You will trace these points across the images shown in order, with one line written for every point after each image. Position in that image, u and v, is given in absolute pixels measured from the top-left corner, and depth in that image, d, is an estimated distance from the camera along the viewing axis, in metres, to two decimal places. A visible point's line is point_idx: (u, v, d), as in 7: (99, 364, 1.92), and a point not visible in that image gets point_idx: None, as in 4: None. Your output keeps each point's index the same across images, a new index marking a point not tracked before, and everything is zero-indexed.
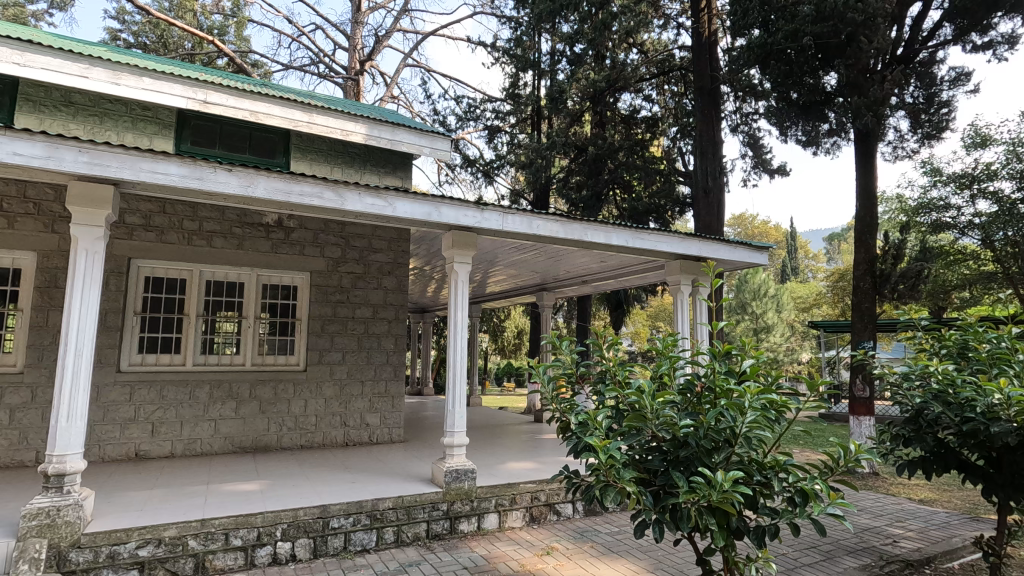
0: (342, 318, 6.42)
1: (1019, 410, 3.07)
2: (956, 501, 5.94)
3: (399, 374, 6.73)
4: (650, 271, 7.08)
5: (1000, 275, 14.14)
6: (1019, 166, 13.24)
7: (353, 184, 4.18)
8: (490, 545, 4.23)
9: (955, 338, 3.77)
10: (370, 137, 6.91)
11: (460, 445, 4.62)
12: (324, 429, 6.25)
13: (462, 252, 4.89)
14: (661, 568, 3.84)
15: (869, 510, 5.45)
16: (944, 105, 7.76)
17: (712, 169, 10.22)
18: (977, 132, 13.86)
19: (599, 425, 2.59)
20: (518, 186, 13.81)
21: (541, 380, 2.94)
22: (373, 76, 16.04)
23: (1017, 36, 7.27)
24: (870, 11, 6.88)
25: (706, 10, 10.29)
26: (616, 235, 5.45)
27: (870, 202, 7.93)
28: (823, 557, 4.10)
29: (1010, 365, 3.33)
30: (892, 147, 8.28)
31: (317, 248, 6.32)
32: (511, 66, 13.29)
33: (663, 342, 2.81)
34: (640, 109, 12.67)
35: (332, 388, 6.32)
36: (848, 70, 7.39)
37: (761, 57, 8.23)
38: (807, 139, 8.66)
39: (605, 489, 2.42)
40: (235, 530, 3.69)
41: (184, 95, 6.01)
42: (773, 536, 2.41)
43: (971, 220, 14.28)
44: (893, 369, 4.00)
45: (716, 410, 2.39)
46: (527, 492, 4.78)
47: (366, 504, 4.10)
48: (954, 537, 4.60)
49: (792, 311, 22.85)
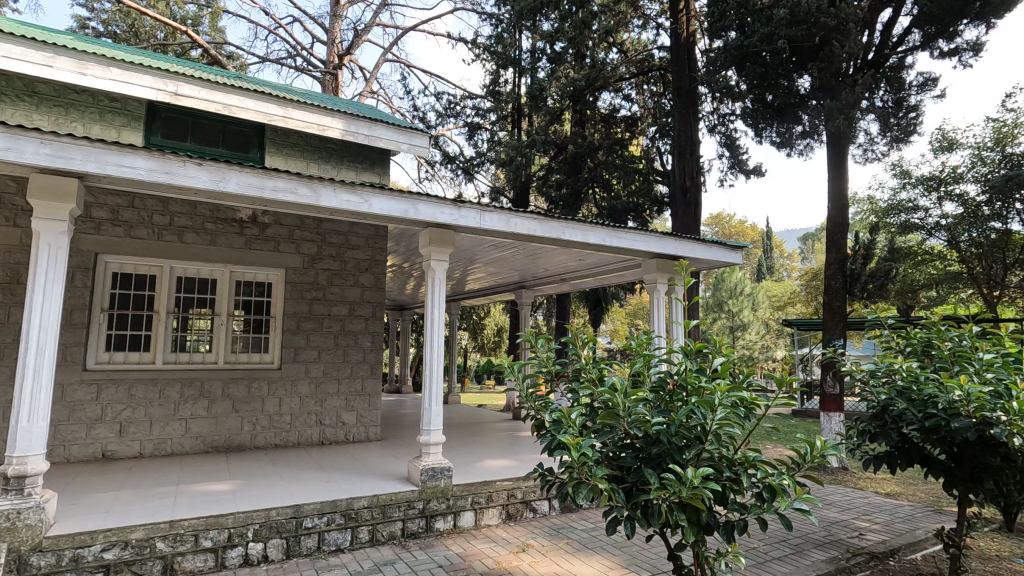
0: (317, 316, 6.35)
1: (979, 406, 3.19)
2: (921, 494, 6.12)
3: (376, 372, 6.68)
4: (628, 269, 7.16)
5: (966, 275, 14.61)
6: (983, 170, 13.69)
7: (328, 179, 4.13)
8: (466, 543, 4.22)
9: (920, 336, 3.88)
10: (347, 133, 6.84)
11: (436, 443, 4.59)
12: (299, 428, 6.17)
13: (439, 249, 4.87)
14: (635, 564, 3.89)
15: (837, 504, 5.59)
16: (913, 109, 7.92)
17: (689, 168, 10.33)
18: (945, 136, 14.26)
19: (573, 423, 2.61)
20: (498, 183, 13.84)
21: (518, 378, 2.93)
22: (352, 70, 15.85)
23: (981, 43, 7.48)
24: (842, 15, 7.01)
25: (684, 11, 10.36)
26: (593, 234, 5.48)
27: (842, 203, 8.11)
28: (792, 550, 4.19)
29: (970, 363, 3.46)
30: (863, 149, 8.45)
31: (292, 245, 6.24)
32: (491, 62, 13.42)
33: (638, 340, 2.84)
34: (619, 108, 12.77)
35: (307, 386, 6.24)
36: (822, 73, 7.52)
37: (737, 58, 8.36)
38: (781, 141, 8.78)
39: (578, 487, 2.44)
40: (205, 531, 3.62)
41: (154, 86, 5.87)
42: (742, 531, 2.45)
43: (939, 221, 14.68)
44: (861, 366, 4.09)
45: (687, 407, 2.42)
46: (504, 489, 4.80)
47: (340, 504, 4.07)
48: (917, 529, 4.75)
49: (768, 309, 23.28)
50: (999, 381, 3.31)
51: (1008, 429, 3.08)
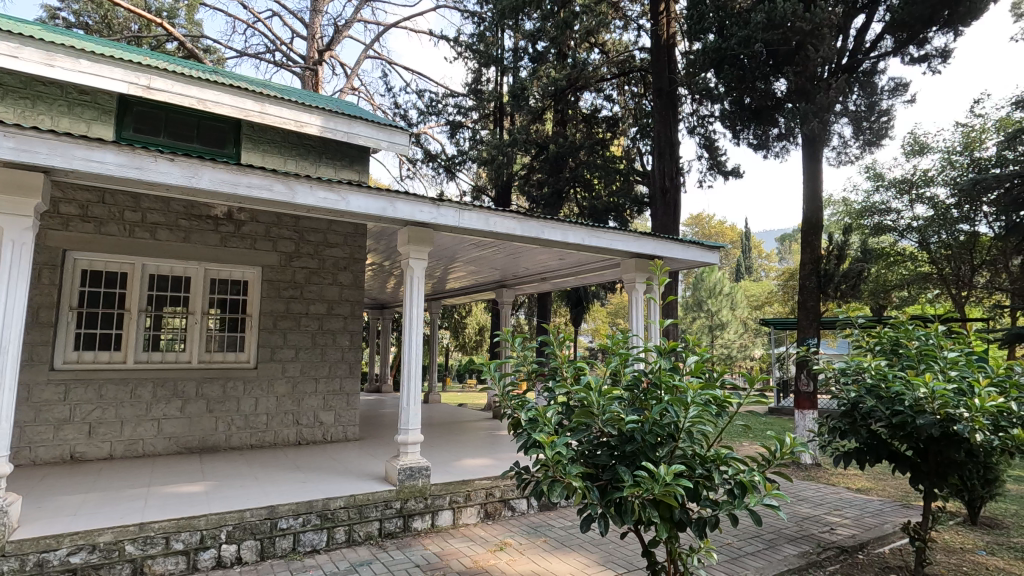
0: (295, 314, 6.27)
1: (943, 403, 3.28)
2: (890, 489, 6.29)
3: (354, 371, 6.62)
4: (608, 269, 7.21)
5: (936, 276, 15.01)
6: (953, 174, 14.09)
7: (305, 176, 4.08)
8: (444, 542, 4.22)
9: (889, 335, 3.96)
10: (326, 130, 6.75)
11: (414, 442, 4.56)
12: (275, 428, 6.09)
13: (418, 247, 4.84)
14: (612, 561, 3.92)
15: (809, 499, 5.70)
16: (884, 113, 8.01)
17: (669, 169, 10.45)
18: (916, 140, 14.64)
19: (549, 422, 2.61)
20: (480, 182, 13.83)
21: (495, 378, 2.92)
22: (333, 66, 15.68)
23: (950, 50, 7.68)
24: (816, 21, 7.13)
25: (665, 13, 10.42)
26: (572, 234, 5.52)
27: (816, 204, 8.27)
28: (765, 545, 4.27)
29: (935, 361, 3.57)
30: (837, 152, 8.62)
31: (269, 242, 6.16)
32: (473, 61, 13.48)
33: (615, 339, 2.86)
34: (601, 109, 12.89)
35: (284, 386, 6.16)
36: (797, 77, 7.64)
37: (715, 61, 8.49)
38: (758, 142, 8.99)
39: (552, 485, 2.45)
40: (176, 533, 3.56)
41: (125, 79, 5.73)
42: (714, 527, 2.48)
43: (910, 223, 15.05)
44: (832, 365, 4.16)
45: (660, 406, 2.45)
46: (482, 488, 4.79)
47: (316, 504, 4.02)
48: (886, 524, 4.87)
49: (746, 309, 23.66)
50: (963, 379, 3.41)
51: (970, 425, 3.17)
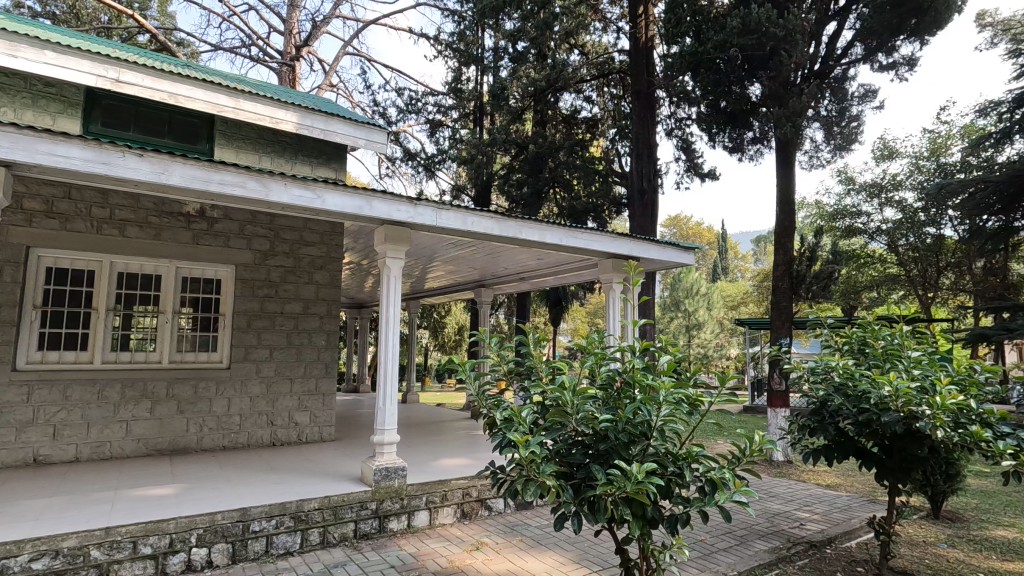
0: (270, 314, 6.19)
1: (906, 401, 3.39)
2: (858, 485, 6.46)
3: (331, 371, 6.56)
4: (585, 269, 7.26)
5: (904, 277, 15.47)
6: (920, 178, 14.54)
7: (279, 174, 4.02)
8: (420, 542, 4.21)
9: (857, 334, 4.08)
10: (302, 127, 6.64)
11: (390, 442, 4.54)
12: (249, 429, 6.00)
13: (395, 247, 4.82)
14: (587, 559, 3.95)
15: (780, 495, 5.83)
16: (855, 119, 8.12)
17: (647, 170, 10.56)
18: (886, 145, 15.05)
19: (523, 421, 2.62)
20: (459, 181, 13.80)
21: (470, 378, 2.91)
22: (311, 62, 15.46)
23: (916, 58, 7.90)
24: (790, 26, 7.35)
25: (643, 16, 10.55)
26: (550, 234, 5.54)
27: (789, 208, 8.41)
28: (737, 541, 4.35)
29: (900, 360, 3.67)
30: (809, 156, 8.82)
31: (243, 241, 6.06)
32: (454, 60, 13.45)
33: (590, 339, 2.89)
34: (581, 109, 12.97)
35: (258, 386, 6.06)
36: (771, 81, 7.77)
37: (692, 65, 8.61)
38: (733, 146, 9.18)
39: (526, 484, 2.45)
40: (144, 537, 3.48)
41: (93, 72, 5.58)
42: (685, 523, 2.51)
43: (880, 226, 15.46)
44: (803, 364, 4.27)
45: (633, 405, 2.48)
46: (459, 488, 4.78)
47: (289, 506, 3.97)
48: (853, 519, 5.00)
49: (722, 309, 24.05)
50: (925, 377, 3.51)
51: (932, 422, 3.27)
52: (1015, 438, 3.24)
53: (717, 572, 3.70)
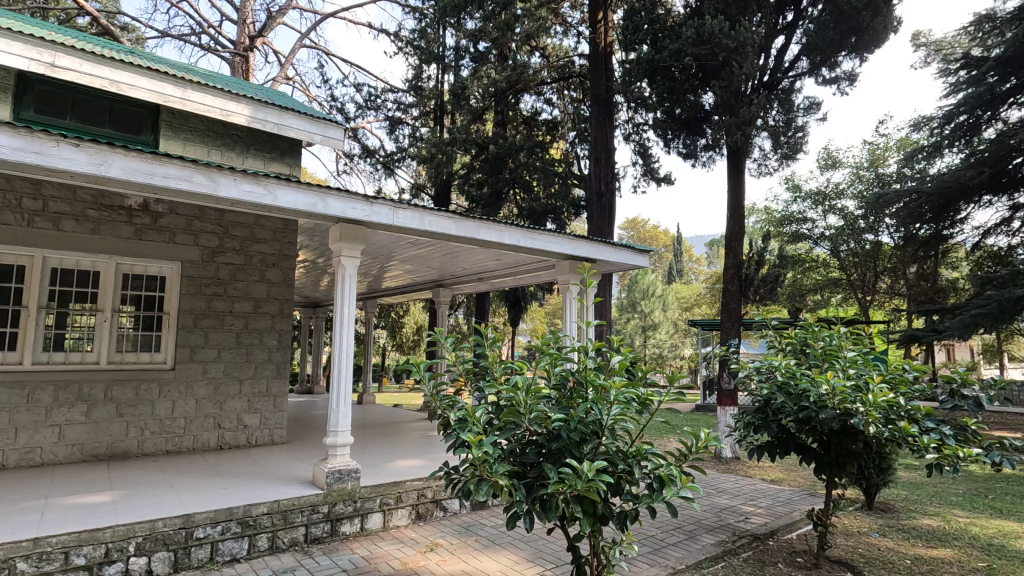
0: (218, 313, 5.97)
1: (842, 399, 3.59)
2: (800, 480, 6.77)
3: (282, 372, 6.37)
4: (543, 270, 7.32)
5: (844, 281, 16.31)
6: (861, 188, 15.36)
7: (228, 168, 3.89)
8: (373, 545, 4.15)
9: (798, 335, 4.27)
10: (254, 120, 6.43)
11: (343, 444, 4.46)
12: (194, 433, 5.78)
13: (350, 245, 4.74)
14: (540, 557, 3.99)
15: (727, 491, 6.04)
16: (800, 129, 8.51)
17: (605, 173, 10.74)
18: (829, 155, 15.81)
19: (477, 421, 2.62)
20: (419, 179, 13.68)
21: (424, 379, 2.88)
22: (265, 53, 14.99)
23: (856, 73, 8.33)
24: (741, 38, 7.61)
25: (603, 22, 10.72)
26: (508, 234, 5.56)
27: (740, 213, 8.70)
28: (686, 536, 4.48)
29: (837, 360, 3.87)
30: (758, 163, 9.15)
31: (190, 236, 5.83)
32: (414, 57, 13.33)
33: (544, 340, 2.92)
34: (541, 111, 13.13)
35: (204, 388, 5.84)
36: (723, 91, 8.03)
37: (648, 71, 8.80)
38: (687, 151, 9.45)
39: (479, 484, 2.46)
40: (77, 547, 3.30)
41: (25, 55, 5.24)
42: (634, 519, 2.57)
43: (823, 232, 16.23)
44: (748, 365, 4.44)
45: (585, 404, 2.53)
46: (413, 490, 4.75)
47: (236, 511, 3.85)
48: (794, 512, 5.24)
49: (676, 310, 24.74)
50: (860, 375, 3.72)
51: (865, 418, 3.46)
52: (938, 432, 3.44)
53: (667, 567, 3.80)
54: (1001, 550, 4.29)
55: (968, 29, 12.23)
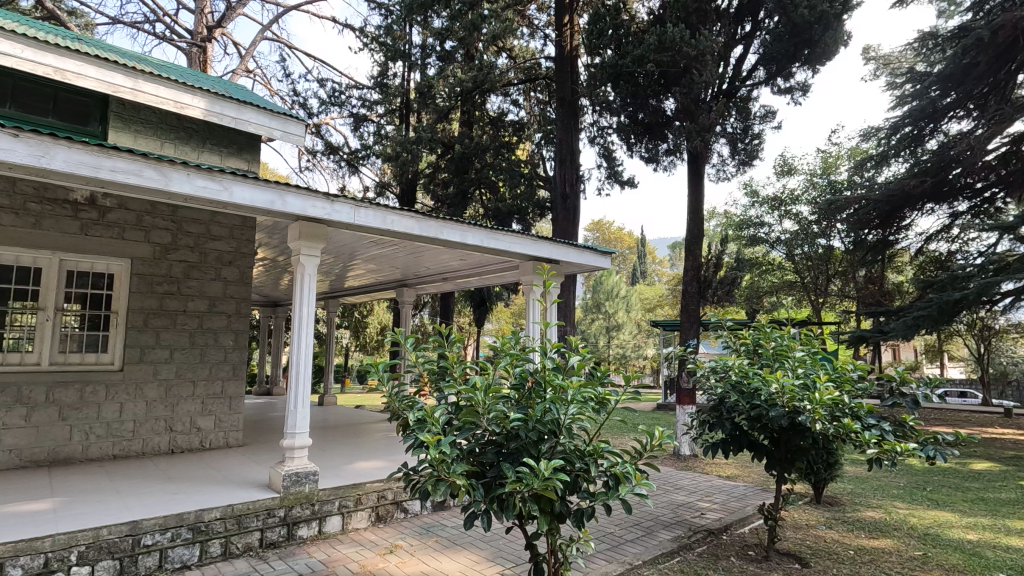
0: (170, 312, 5.77)
1: (791, 397, 3.75)
2: (754, 476, 7.00)
3: (238, 373, 6.21)
4: (507, 270, 7.36)
5: (798, 284, 16.94)
6: (814, 194, 15.97)
7: (181, 163, 3.76)
8: (331, 548, 4.09)
9: (751, 336, 4.40)
10: (210, 114, 6.23)
11: (301, 447, 4.38)
12: (143, 436, 5.58)
13: (310, 244, 4.66)
14: (501, 557, 4.01)
15: (684, 487, 6.19)
16: (756, 137, 8.85)
17: (569, 176, 10.85)
18: (786, 162, 16.39)
19: (436, 422, 2.60)
20: (384, 178, 13.55)
21: (382, 379, 2.85)
22: (225, 44, 14.54)
23: (809, 84, 8.64)
24: (701, 47, 7.82)
25: (568, 26, 10.84)
26: (471, 234, 5.57)
27: (699, 217, 8.94)
28: (643, 532, 4.58)
29: (786, 360, 4.03)
30: (717, 169, 9.42)
31: (141, 232, 5.61)
32: (380, 54, 13.20)
33: (504, 340, 2.93)
34: (507, 112, 13.24)
35: (155, 390, 5.63)
36: (684, 97, 8.30)
37: (612, 76, 8.92)
38: (649, 156, 9.62)
39: (436, 484, 2.46)
40: (14, 559, 3.13)
41: None
42: (591, 516, 2.61)
43: (779, 236, 16.80)
44: (704, 364, 4.57)
45: (543, 404, 2.56)
46: (374, 492, 4.70)
47: (187, 516, 3.74)
48: (747, 506, 5.42)
49: (639, 311, 25.21)
50: (808, 374, 3.87)
51: (811, 416, 3.62)
52: (878, 428, 3.60)
53: (624, 562, 3.88)
54: (935, 539, 4.54)
55: (913, 45, 12.86)
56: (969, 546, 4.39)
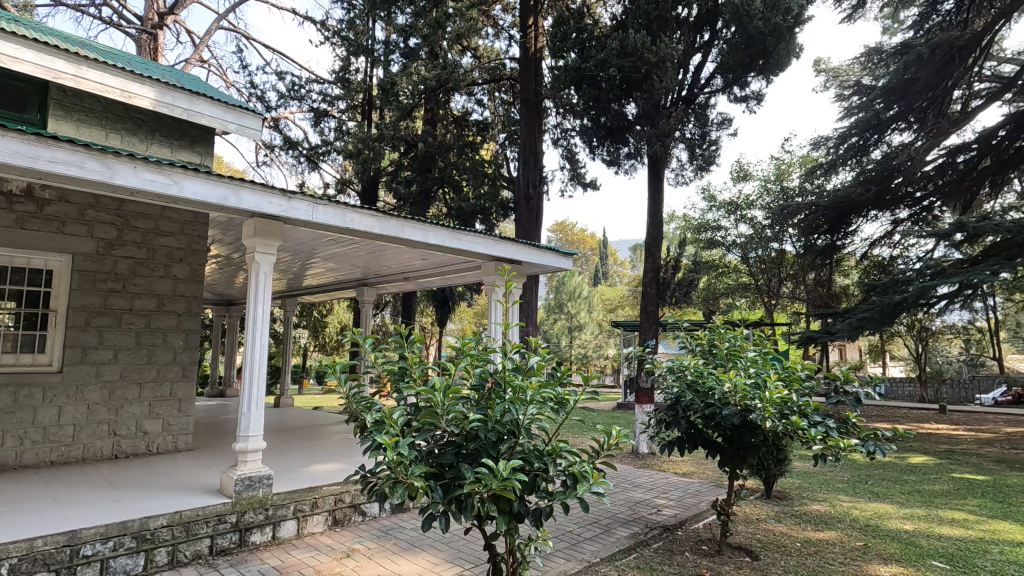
0: (115, 311, 5.51)
1: (742, 397, 3.88)
2: (708, 472, 7.21)
3: (188, 374, 5.98)
4: (469, 270, 7.33)
5: (752, 286, 17.55)
6: (768, 200, 16.58)
7: (127, 155, 3.60)
8: (285, 554, 3.99)
9: (706, 337, 4.51)
10: (160, 104, 5.97)
11: (254, 450, 4.25)
12: (84, 441, 5.30)
13: (265, 241, 4.53)
14: (459, 557, 4.00)
15: (641, 485, 6.32)
16: (713, 143, 9.08)
17: (533, 177, 10.90)
18: (741, 167, 16.93)
19: (395, 423, 2.56)
20: (346, 175, 13.32)
21: (339, 380, 2.78)
22: (177, 32, 13.98)
23: (763, 94, 8.97)
24: (661, 54, 7.98)
25: (533, 27, 10.90)
26: (433, 234, 5.53)
27: (659, 220, 9.14)
28: (601, 530, 4.65)
29: (738, 360, 4.16)
30: (676, 173, 9.65)
31: (83, 227, 5.34)
32: (342, 48, 12.96)
33: (464, 341, 2.92)
34: (471, 112, 13.21)
35: (97, 392, 5.37)
36: (645, 102, 8.50)
37: (576, 79, 9.07)
38: (610, 158, 9.83)
39: (394, 486, 2.42)
40: None
41: None
42: (548, 516, 2.62)
43: (735, 239, 17.35)
44: (661, 364, 4.67)
45: (502, 404, 2.56)
46: (330, 495, 4.61)
47: (131, 524, 3.58)
48: (700, 502, 5.58)
49: (601, 311, 25.59)
50: (759, 374, 4.00)
51: (762, 414, 3.75)
52: (823, 425, 3.75)
53: (582, 560, 3.92)
54: (876, 530, 4.78)
55: (860, 59, 13.49)
56: (906, 536, 4.63)
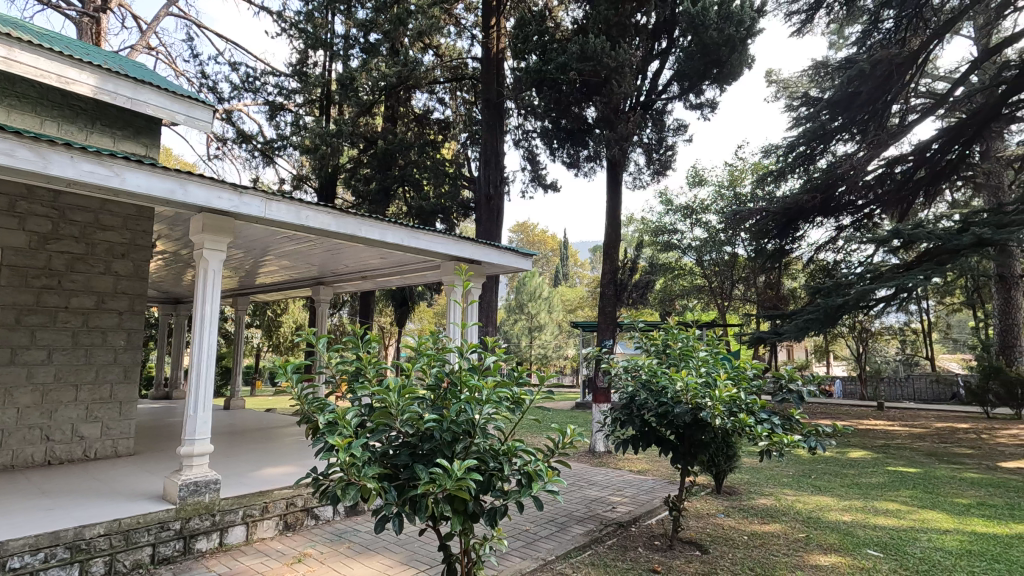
0: (49, 308, 5.20)
1: (694, 396, 3.98)
2: (662, 470, 7.38)
3: (130, 376, 5.70)
4: (428, 270, 7.27)
5: (706, 288, 18.07)
6: (722, 205, 17.12)
7: (63, 144, 3.41)
8: (233, 561, 3.86)
9: (660, 338, 4.61)
10: (101, 92, 5.66)
11: (200, 454, 4.09)
12: (13, 446, 5.00)
13: (214, 237, 4.37)
14: (414, 559, 3.97)
15: (597, 483, 6.42)
16: (669, 148, 9.36)
17: (494, 178, 10.92)
18: (697, 173, 17.42)
19: (348, 424, 2.52)
20: (302, 171, 12.99)
21: (290, 380, 2.71)
22: (122, 16, 13.28)
23: (717, 102, 9.25)
24: (620, 59, 8.11)
25: (495, 28, 10.93)
26: (391, 233, 5.46)
27: (617, 222, 9.32)
28: (557, 528, 4.69)
29: (690, 359, 4.27)
30: (634, 177, 9.85)
31: (14, 219, 5.02)
32: (299, 41, 12.61)
33: (420, 341, 2.89)
34: (433, 110, 13.13)
35: (28, 395, 5.05)
36: (604, 106, 8.65)
37: (537, 82, 9.10)
38: (570, 161, 9.97)
39: (346, 488, 2.38)
40: None
41: None
42: (503, 514, 2.63)
43: (690, 242, 17.82)
44: (617, 363, 4.75)
45: (458, 405, 2.55)
46: (281, 499, 4.50)
47: (64, 534, 3.40)
48: (654, 499, 5.71)
49: (561, 312, 25.83)
50: (710, 373, 4.12)
51: (711, 411, 3.87)
52: (768, 422, 3.89)
53: (538, 558, 3.95)
54: (817, 522, 5.00)
55: (808, 72, 14.10)
56: (844, 527, 4.87)
